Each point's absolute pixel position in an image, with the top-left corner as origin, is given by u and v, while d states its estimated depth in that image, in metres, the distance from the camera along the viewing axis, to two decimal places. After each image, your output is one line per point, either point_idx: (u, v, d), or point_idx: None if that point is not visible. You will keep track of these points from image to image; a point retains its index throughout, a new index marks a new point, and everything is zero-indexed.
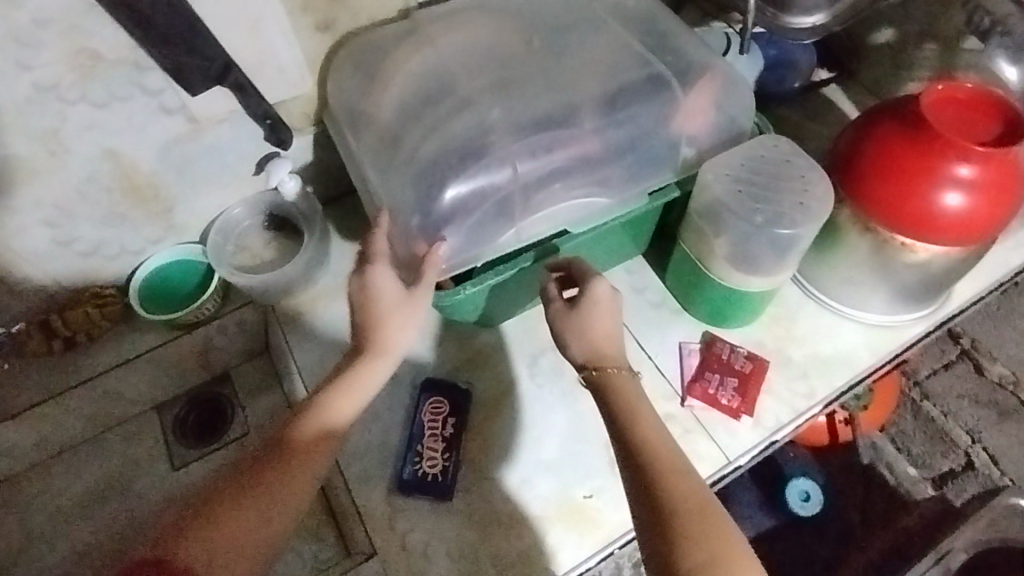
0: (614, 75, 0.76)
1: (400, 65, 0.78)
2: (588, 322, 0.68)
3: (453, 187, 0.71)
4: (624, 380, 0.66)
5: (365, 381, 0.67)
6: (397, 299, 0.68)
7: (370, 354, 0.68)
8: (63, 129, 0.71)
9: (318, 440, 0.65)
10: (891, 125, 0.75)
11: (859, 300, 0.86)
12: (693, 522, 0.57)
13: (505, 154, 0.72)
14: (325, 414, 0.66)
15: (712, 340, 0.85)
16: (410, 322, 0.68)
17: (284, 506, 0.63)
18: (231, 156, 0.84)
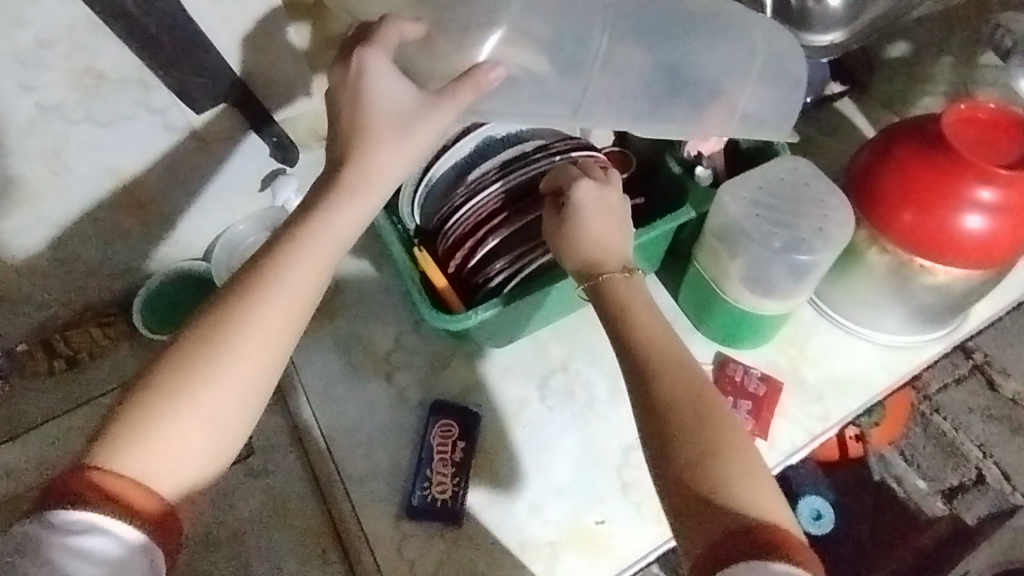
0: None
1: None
2: (579, 228, 0.66)
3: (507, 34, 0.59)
4: (619, 280, 0.64)
5: (330, 232, 0.54)
6: (393, 113, 0.55)
7: (340, 195, 0.55)
8: (66, 148, 0.70)
9: (276, 312, 0.53)
10: (909, 143, 0.74)
11: (874, 320, 0.84)
12: (694, 419, 0.55)
13: (576, 38, 0.62)
14: (280, 276, 0.53)
15: (724, 361, 0.83)
16: (404, 144, 0.55)
17: (237, 392, 0.52)
18: (235, 174, 0.83)
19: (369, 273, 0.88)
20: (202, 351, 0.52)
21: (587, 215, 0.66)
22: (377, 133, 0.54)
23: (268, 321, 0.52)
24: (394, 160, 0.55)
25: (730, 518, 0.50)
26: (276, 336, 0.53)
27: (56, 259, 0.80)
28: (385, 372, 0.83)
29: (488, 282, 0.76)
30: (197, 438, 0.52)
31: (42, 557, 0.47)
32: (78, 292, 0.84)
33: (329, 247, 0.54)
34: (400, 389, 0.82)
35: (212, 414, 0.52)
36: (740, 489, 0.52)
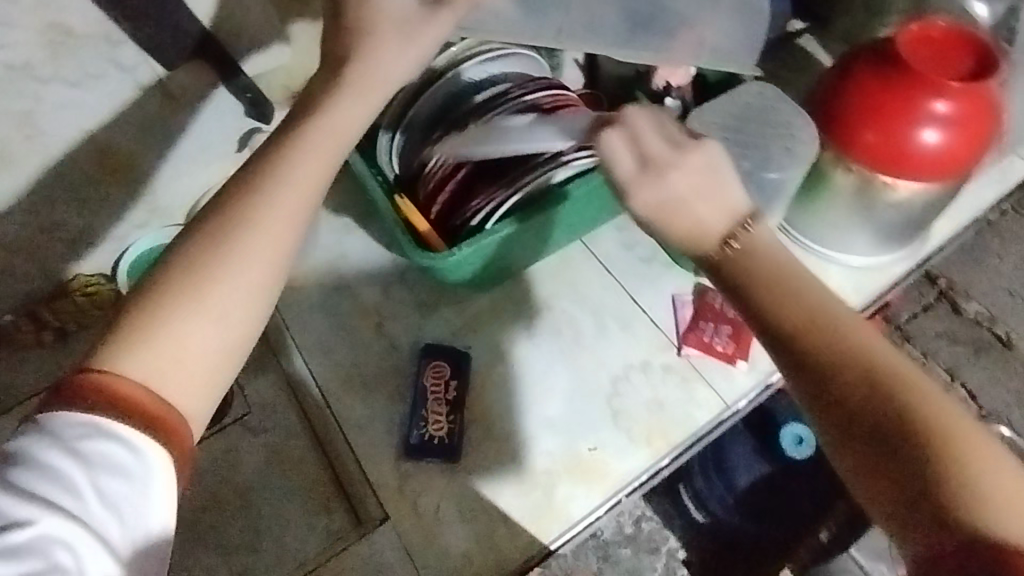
0: None
1: None
2: (691, 207, 0.53)
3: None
4: (752, 259, 0.51)
5: (339, 129, 0.54)
6: (394, 14, 0.56)
7: (346, 93, 0.55)
8: (36, 110, 0.72)
9: (288, 201, 0.52)
10: (867, 65, 0.76)
11: (844, 242, 0.88)
12: (909, 428, 0.44)
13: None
14: (292, 167, 0.52)
15: (703, 291, 0.86)
16: (410, 46, 0.57)
17: (250, 282, 0.50)
18: (209, 134, 0.84)
19: (351, 228, 0.89)
20: (202, 248, 0.50)
21: (694, 187, 0.53)
22: (373, 36, 0.56)
23: (281, 212, 0.51)
24: (390, 61, 0.56)
25: (963, 528, 0.41)
26: (288, 225, 0.51)
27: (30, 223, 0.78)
28: (375, 322, 0.84)
29: (468, 219, 0.77)
30: (212, 331, 0.49)
31: (36, 461, 0.45)
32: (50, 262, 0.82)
33: (331, 148, 0.54)
34: (391, 337, 0.83)
35: (228, 305, 0.50)
36: (988, 495, 0.42)
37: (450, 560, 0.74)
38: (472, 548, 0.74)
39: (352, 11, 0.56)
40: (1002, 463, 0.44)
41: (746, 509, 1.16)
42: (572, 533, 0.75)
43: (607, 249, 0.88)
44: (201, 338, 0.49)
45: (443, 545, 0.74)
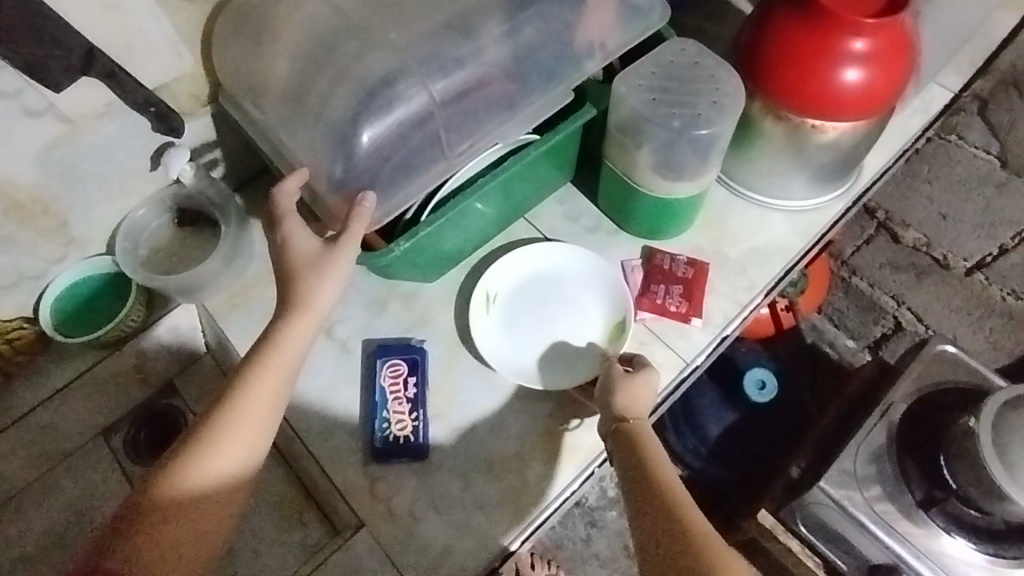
0: None
1: (291, 16, 0.72)
2: (636, 387, 0.70)
3: (367, 130, 0.68)
4: (616, 397, 0.69)
5: (288, 356, 0.64)
6: (316, 250, 0.66)
7: (289, 315, 0.64)
8: None
9: (245, 419, 0.62)
10: (786, 12, 0.76)
11: (781, 189, 0.89)
12: (676, 515, 0.56)
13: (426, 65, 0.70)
14: (251, 391, 0.63)
15: (651, 254, 0.87)
16: (331, 276, 0.65)
17: (215, 486, 0.60)
18: (120, 158, 0.78)
19: None
20: (188, 463, 0.60)
21: (635, 384, 0.70)
22: (311, 268, 0.65)
23: (241, 429, 0.62)
24: (331, 288, 0.65)
25: None
26: (249, 441, 0.62)
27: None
28: (325, 328, 0.82)
29: (403, 213, 0.77)
30: (182, 531, 0.59)
31: None
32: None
33: (284, 364, 0.64)
34: (343, 341, 0.81)
35: (197, 511, 0.59)
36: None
37: (430, 555, 0.72)
38: (453, 540, 0.73)
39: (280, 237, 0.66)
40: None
41: (722, 455, 1.16)
42: (549, 508, 0.75)
43: (551, 223, 0.90)
44: (173, 536, 0.58)
45: (422, 538, 0.73)
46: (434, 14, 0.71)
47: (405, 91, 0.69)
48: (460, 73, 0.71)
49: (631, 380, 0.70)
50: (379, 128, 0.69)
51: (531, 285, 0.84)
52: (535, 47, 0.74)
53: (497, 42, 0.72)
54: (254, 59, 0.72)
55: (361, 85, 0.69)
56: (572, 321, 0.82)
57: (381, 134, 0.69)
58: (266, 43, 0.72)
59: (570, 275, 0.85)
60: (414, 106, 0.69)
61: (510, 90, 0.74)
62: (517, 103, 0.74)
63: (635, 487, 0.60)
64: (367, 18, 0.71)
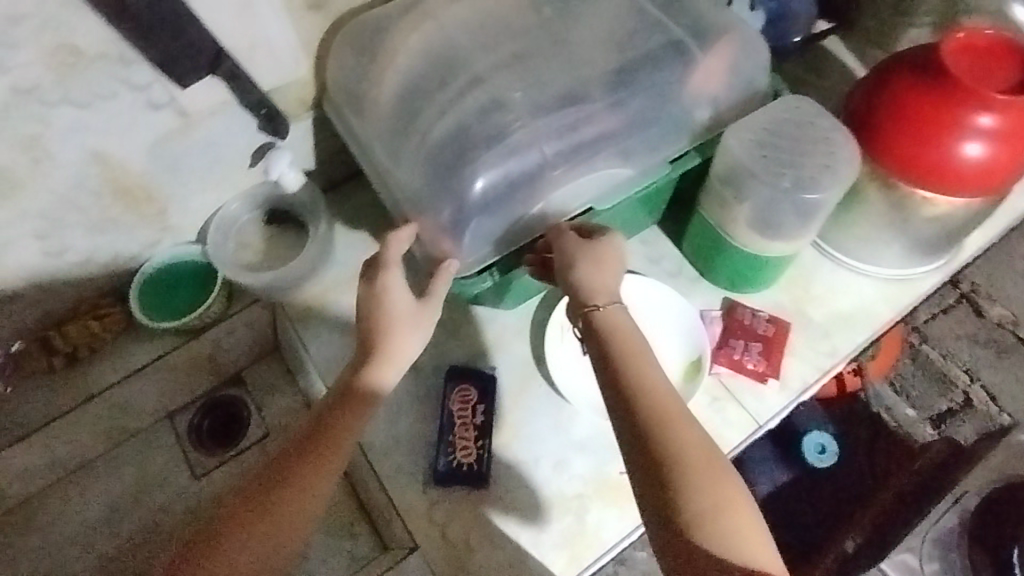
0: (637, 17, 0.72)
1: (409, 35, 0.70)
2: (597, 253, 0.64)
3: (481, 179, 0.66)
4: (575, 266, 0.63)
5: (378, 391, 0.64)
6: (410, 308, 0.65)
7: (380, 350, 0.64)
8: (45, 134, 0.66)
9: (332, 449, 0.62)
10: (908, 78, 0.73)
11: (874, 255, 0.86)
12: (656, 417, 0.56)
13: (536, 97, 0.68)
14: (340, 426, 0.63)
15: (732, 306, 0.85)
16: (419, 336, 0.65)
17: (299, 514, 0.60)
18: (219, 151, 0.79)
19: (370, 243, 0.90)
20: (260, 513, 0.59)
21: (594, 250, 0.64)
22: (404, 324, 0.65)
23: (326, 462, 0.62)
24: (417, 348, 0.65)
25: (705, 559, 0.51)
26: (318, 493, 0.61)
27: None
28: None
29: None
30: (260, 558, 0.59)
31: None
32: (30, 301, 0.80)
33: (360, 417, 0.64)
34: (414, 358, 0.81)
35: (278, 537, 0.59)
36: (711, 500, 0.53)
37: None
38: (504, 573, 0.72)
39: (372, 284, 0.65)
40: (766, 546, 0.53)
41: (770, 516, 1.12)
42: (605, 555, 0.74)
43: (631, 263, 0.89)
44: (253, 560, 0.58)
45: (473, 568, 0.72)
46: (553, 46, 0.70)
47: (522, 125, 0.67)
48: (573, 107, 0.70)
49: (592, 249, 0.64)
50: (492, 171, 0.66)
51: None
52: (662, 84, 0.70)
53: (618, 78, 0.69)
54: (367, 67, 0.71)
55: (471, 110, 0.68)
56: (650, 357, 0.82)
57: (495, 187, 0.66)
58: (382, 52, 0.70)
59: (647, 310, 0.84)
60: (532, 158, 0.66)
61: (628, 138, 0.69)
62: (632, 156, 0.70)
63: (604, 368, 0.59)
64: (489, 42, 0.69)
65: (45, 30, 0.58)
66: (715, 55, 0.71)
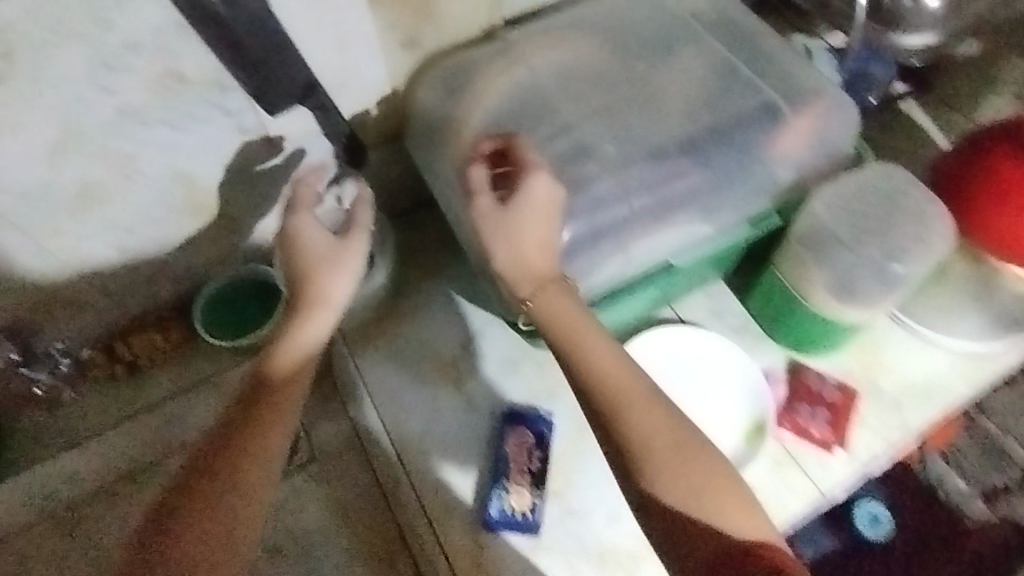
0: (724, 72, 0.72)
1: (497, 79, 0.71)
2: (519, 227, 0.61)
3: (567, 228, 0.65)
4: (496, 252, 0.62)
5: (302, 351, 0.67)
6: (326, 245, 0.70)
7: (305, 312, 0.67)
8: (139, 153, 0.67)
9: (277, 406, 0.64)
10: (1004, 149, 0.71)
11: (951, 327, 0.83)
12: (613, 404, 0.55)
13: (622, 149, 0.68)
14: (287, 391, 0.66)
15: (799, 369, 0.83)
16: (346, 272, 0.70)
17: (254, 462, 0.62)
18: (297, 176, 0.80)
19: None
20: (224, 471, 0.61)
21: (528, 210, 0.61)
22: (328, 260, 0.69)
23: (274, 426, 0.63)
24: (346, 283, 0.70)
25: (713, 550, 0.51)
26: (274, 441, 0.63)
27: (48, 270, 0.72)
28: (455, 379, 0.82)
29: None
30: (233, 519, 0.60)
31: None
32: (99, 311, 0.80)
33: (306, 352, 0.67)
34: (471, 397, 0.81)
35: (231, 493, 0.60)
36: (689, 479, 0.53)
37: None
38: None
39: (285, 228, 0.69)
40: (756, 515, 0.53)
41: None
42: None
43: (694, 316, 0.87)
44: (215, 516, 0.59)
45: None
46: (640, 96, 0.70)
47: (613, 176, 0.67)
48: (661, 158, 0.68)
49: (506, 220, 0.61)
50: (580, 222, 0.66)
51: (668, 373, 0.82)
52: (752, 144, 0.69)
53: (714, 137, 0.68)
54: (453, 109, 0.72)
55: (556, 156, 0.68)
56: (710, 415, 0.80)
57: (584, 237, 0.65)
58: (470, 94, 0.71)
59: (708, 366, 0.82)
60: (620, 210, 0.66)
61: (714, 197, 0.69)
62: (714, 214, 0.70)
63: (562, 365, 0.59)
64: (576, 90, 0.70)
65: (156, 57, 0.60)
66: (807, 118, 0.71)
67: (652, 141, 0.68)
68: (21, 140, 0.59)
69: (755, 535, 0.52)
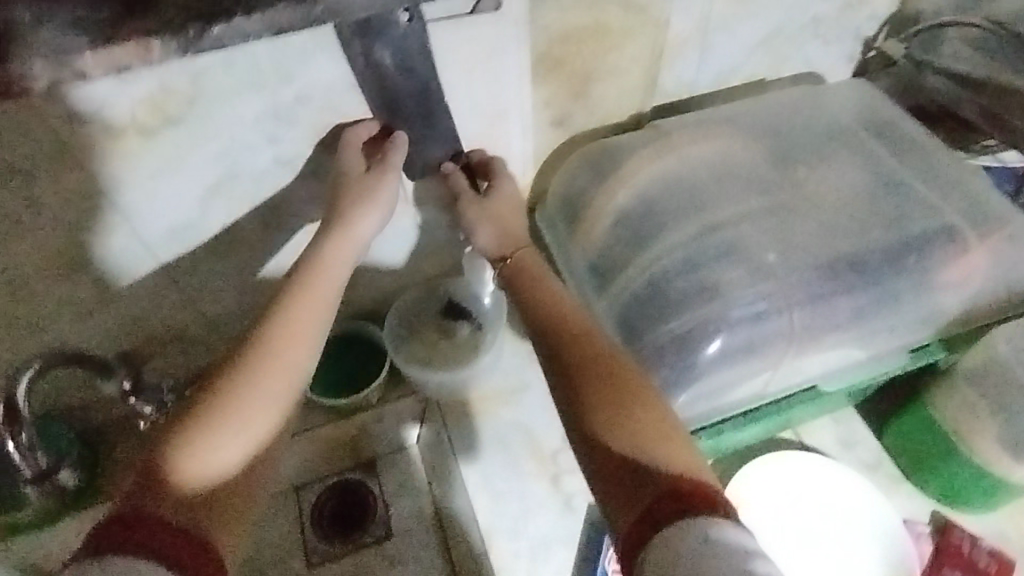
0: (892, 184, 0.67)
1: (645, 166, 0.69)
2: (495, 211, 0.66)
3: (716, 342, 0.61)
4: (479, 232, 0.67)
5: (330, 278, 0.59)
6: (362, 175, 0.61)
7: (330, 234, 0.60)
8: (284, 201, 0.67)
9: (288, 337, 0.56)
10: None
11: None
12: (572, 345, 0.59)
13: (778, 253, 0.63)
14: (303, 288, 0.58)
15: (947, 526, 0.72)
16: (376, 204, 0.61)
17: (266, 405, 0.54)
18: (420, 238, 0.80)
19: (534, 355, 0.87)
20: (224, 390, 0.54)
21: (503, 203, 0.67)
22: (360, 189, 0.61)
23: (301, 310, 0.57)
24: (377, 216, 0.62)
25: (655, 478, 0.49)
26: (295, 345, 0.56)
27: (176, 304, 0.73)
28: None
29: None
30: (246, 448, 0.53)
31: None
32: (205, 349, 0.79)
33: (330, 283, 0.59)
34: None
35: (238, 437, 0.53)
36: (639, 428, 0.53)
37: None
38: None
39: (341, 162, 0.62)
40: (680, 445, 0.52)
41: None
42: None
43: (820, 442, 0.79)
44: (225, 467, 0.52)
45: None
46: (798, 200, 0.66)
47: (770, 284, 0.62)
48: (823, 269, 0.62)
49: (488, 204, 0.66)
50: (733, 335, 0.61)
51: (801, 502, 0.74)
52: (928, 267, 0.63)
53: (887, 257, 0.62)
54: (596, 191, 0.70)
55: (703, 252, 0.64)
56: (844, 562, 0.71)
57: (728, 351, 0.61)
58: (616, 177, 0.70)
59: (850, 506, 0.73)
60: (778, 325, 0.61)
61: (878, 322, 0.63)
62: (872, 340, 0.63)
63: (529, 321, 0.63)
64: (729, 187, 0.67)
65: (321, 113, 0.61)
66: (988, 244, 0.64)
67: (812, 249, 0.63)
68: (180, 177, 0.60)
69: (684, 473, 0.50)
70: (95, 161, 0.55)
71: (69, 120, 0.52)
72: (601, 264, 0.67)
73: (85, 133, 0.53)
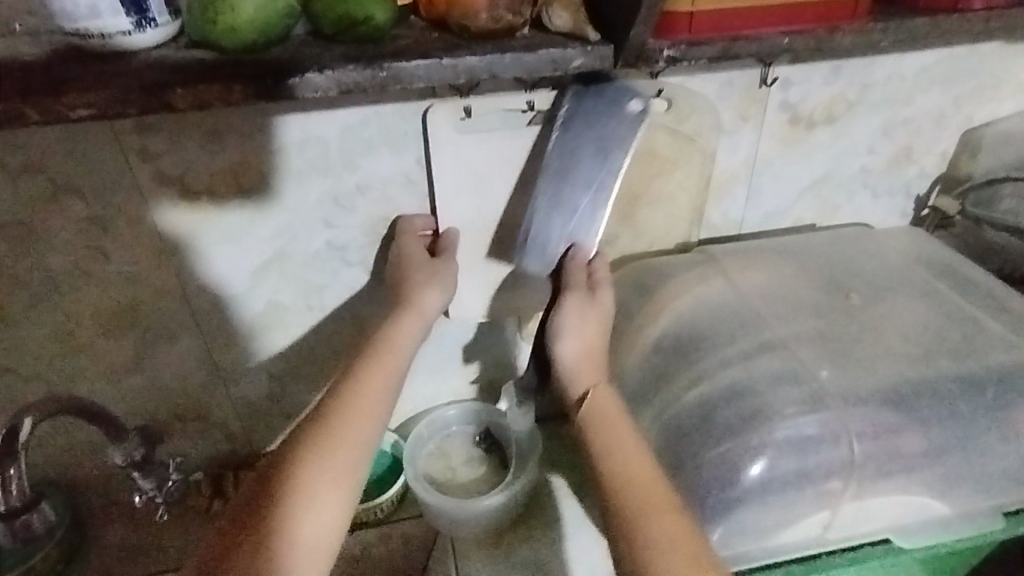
0: (962, 324, 0.62)
1: (692, 288, 0.67)
2: (590, 321, 0.62)
3: (758, 463, 0.55)
4: (567, 338, 0.62)
5: (398, 353, 0.60)
6: (424, 263, 0.64)
7: (399, 315, 0.62)
8: (329, 286, 0.69)
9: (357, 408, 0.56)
10: None
11: None
12: (637, 493, 0.51)
13: (837, 381, 0.57)
14: (371, 362, 0.59)
15: None
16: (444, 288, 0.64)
17: (339, 478, 0.53)
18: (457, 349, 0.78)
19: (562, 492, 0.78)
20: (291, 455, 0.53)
21: (600, 314, 0.63)
22: (423, 274, 0.64)
23: (369, 381, 0.58)
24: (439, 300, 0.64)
25: None
26: (361, 412, 0.56)
27: (206, 382, 0.72)
28: None
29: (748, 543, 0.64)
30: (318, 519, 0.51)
31: None
32: (225, 436, 0.76)
33: (397, 358, 0.60)
34: None
35: (311, 513, 0.51)
36: None
37: None
38: None
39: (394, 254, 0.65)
40: None
41: None
42: None
43: None
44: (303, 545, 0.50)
45: None
46: (858, 331, 0.62)
47: (829, 410, 0.56)
48: (891, 404, 0.56)
49: (588, 310, 0.62)
50: (785, 461, 0.55)
51: None
52: (1011, 408, 0.56)
53: (960, 388, 0.57)
54: (638, 309, 0.67)
55: (756, 374, 0.59)
56: None
57: (776, 477, 0.55)
58: (661, 297, 0.67)
59: None
60: (834, 453, 0.55)
61: (955, 470, 0.55)
62: (951, 493, 0.56)
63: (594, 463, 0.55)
64: (782, 313, 0.64)
65: (379, 205, 0.64)
66: None
67: (876, 381, 0.57)
68: (239, 249, 0.64)
69: None
70: (170, 225, 0.60)
71: (154, 183, 0.58)
72: (642, 382, 0.63)
73: (165, 197, 0.59)
